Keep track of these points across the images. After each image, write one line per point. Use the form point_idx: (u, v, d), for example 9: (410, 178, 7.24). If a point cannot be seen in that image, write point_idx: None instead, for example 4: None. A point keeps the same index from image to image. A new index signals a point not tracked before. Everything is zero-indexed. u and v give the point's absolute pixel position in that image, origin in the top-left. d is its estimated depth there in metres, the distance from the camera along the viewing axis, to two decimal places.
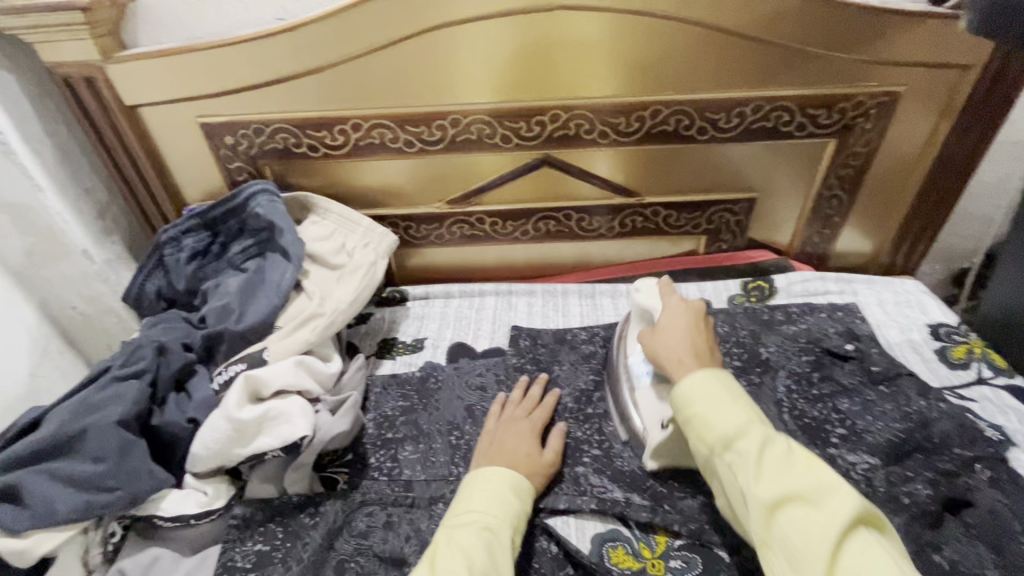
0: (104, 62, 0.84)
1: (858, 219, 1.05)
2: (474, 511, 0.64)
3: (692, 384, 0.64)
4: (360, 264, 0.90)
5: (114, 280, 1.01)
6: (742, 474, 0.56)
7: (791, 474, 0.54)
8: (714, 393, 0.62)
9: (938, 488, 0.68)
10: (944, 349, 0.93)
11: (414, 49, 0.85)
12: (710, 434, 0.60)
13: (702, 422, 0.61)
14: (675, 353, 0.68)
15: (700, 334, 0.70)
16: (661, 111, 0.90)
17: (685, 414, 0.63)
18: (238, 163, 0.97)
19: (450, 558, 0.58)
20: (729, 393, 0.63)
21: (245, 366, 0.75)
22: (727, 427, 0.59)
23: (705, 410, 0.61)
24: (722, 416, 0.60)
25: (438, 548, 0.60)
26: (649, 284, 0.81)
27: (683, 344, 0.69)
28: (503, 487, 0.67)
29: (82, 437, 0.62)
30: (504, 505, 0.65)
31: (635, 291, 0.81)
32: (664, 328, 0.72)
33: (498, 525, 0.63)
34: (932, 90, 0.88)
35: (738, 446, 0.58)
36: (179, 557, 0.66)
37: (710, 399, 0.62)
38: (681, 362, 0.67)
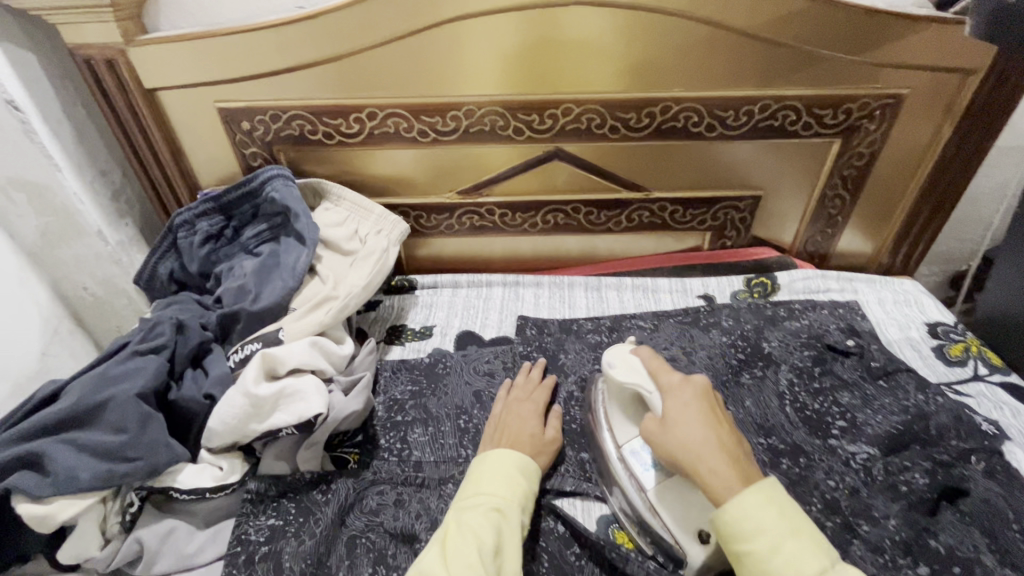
0: (125, 45, 0.85)
1: (859, 219, 1.07)
2: (483, 492, 0.65)
3: (740, 512, 0.54)
4: (373, 251, 0.91)
5: (126, 262, 1.02)
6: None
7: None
8: (772, 527, 0.53)
9: (935, 476, 0.70)
10: (941, 346, 0.96)
11: (431, 40, 0.86)
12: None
13: (756, 558, 0.52)
14: (699, 450, 0.59)
15: (720, 428, 0.61)
16: (670, 107, 0.92)
17: (739, 552, 0.53)
18: (253, 149, 0.98)
19: (460, 539, 0.59)
20: (790, 523, 0.53)
21: (260, 345, 0.76)
22: (793, 574, 0.50)
23: (766, 549, 0.52)
24: (789, 560, 0.51)
25: (450, 530, 0.61)
26: (625, 355, 0.73)
27: (704, 437, 0.59)
28: (511, 469, 0.68)
29: (104, 408, 0.63)
30: (513, 486, 0.67)
31: (611, 367, 0.73)
32: (676, 420, 0.62)
33: (507, 506, 0.64)
34: (934, 93, 0.90)
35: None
36: (194, 529, 0.68)
37: (768, 536, 0.52)
38: (712, 469, 0.57)
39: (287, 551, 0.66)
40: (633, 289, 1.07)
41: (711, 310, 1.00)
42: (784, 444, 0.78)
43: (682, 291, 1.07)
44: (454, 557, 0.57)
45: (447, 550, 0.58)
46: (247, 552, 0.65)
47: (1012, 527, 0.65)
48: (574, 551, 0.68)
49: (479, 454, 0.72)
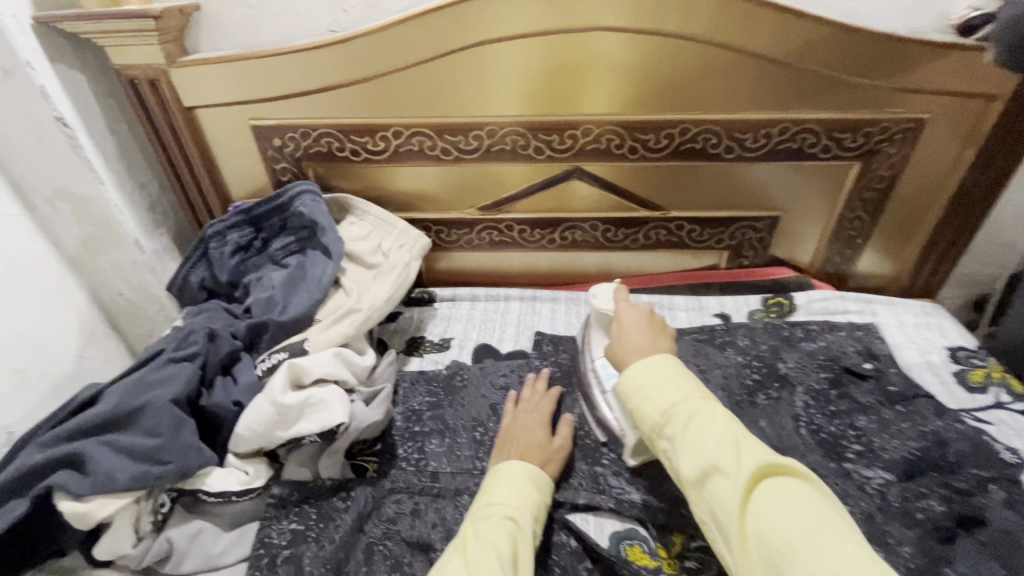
0: (167, 66, 0.90)
1: (879, 242, 1.07)
2: (497, 503, 0.67)
3: (632, 372, 0.66)
4: (395, 264, 0.94)
5: (160, 270, 1.07)
6: (672, 454, 0.59)
7: (706, 444, 0.56)
8: (650, 383, 0.64)
9: (952, 504, 0.70)
10: (962, 371, 0.95)
11: (455, 63, 0.90)
12: (646, 420, 0.63)
13: (638, 409, 0.64)
14: (627, 348, 0.71)
15: (651, 336, 0.73)
16: (689, 130, 0.94)
17: (629, 404, 0.65)
18: (284, 164, 1.03)
19: (481, 546, 0.61)
20: (668, 378, 0.64)
21: (287, 355, 0.79)
22: (656, 413, 0.62)
23: (641, 402, 0.64)
24: (656, 401, 0.63)
25: (470, 538, 0.62)
26: (606, 287, 0.85)
27: (640, 337, 0.72)
28: (523, 481, 0.70)
29: (141, 412, 0.67)
30: (526, 497, 0.68)
31: (595, 297, 0.84)
32: (616, 332, 0.75)
33: (521, 516, 0.66)
34: (956, 118, 0.90)
35: (666, 431, 0.60)
36: (219, 531, 0.71)
37: (648, 389, 0.64)
38: (628, 361, 0.69)
39: (307, 554, 0.68)
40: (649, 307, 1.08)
41: (727, 329, 1.01)
42: (798, 466, 0.78)
43: (698, 309, 1.07)
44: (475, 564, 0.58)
45: (467, 557, 0.60)
46: (269, 554, 0.68)
47: None
48: (583, 565, 0.69)
49: (493, 467, 0.74)
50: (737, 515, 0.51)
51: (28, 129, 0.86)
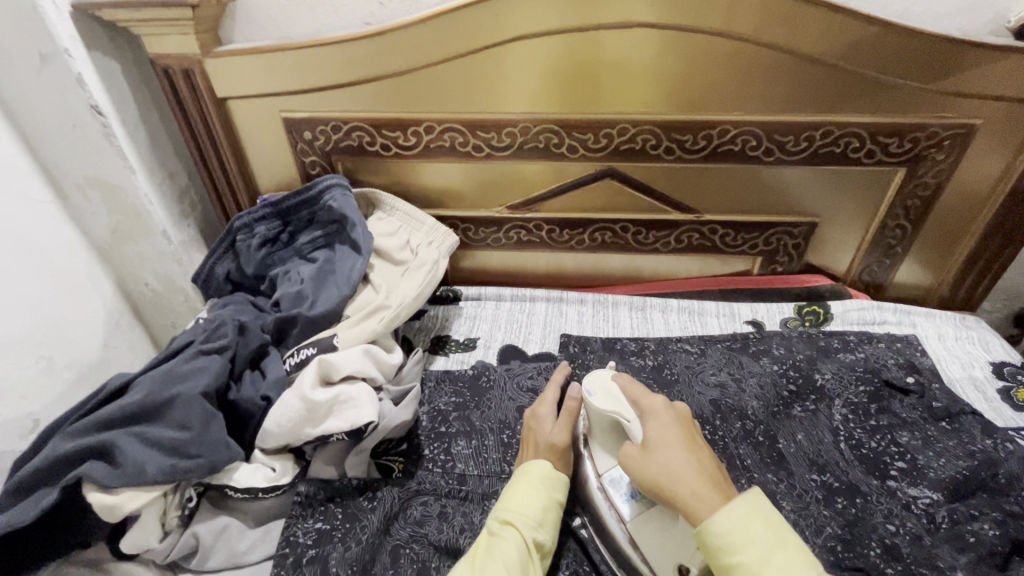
0: (202, 56, 0.90)
1: (919, 251, 1.03)
2: (498, 508, 0.66)
3: (727, 521, 0.52)
4: (424, 261, 0.92)
5: (186, 261, 1.06)
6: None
7: None
8: (761, 538, 0.51)
9: (1007, 528, 0.66)
10: (1008, 389, 0.91)
11: (491, 58, 0.88)
12: None
13: None
14: (685, 482, 0.56)
15: (702, 453, 0.60)
16: (728, 131, 0.91)
17: (735, 566, 0.51)
18: (313, 158, 1.02)
19: (486, 557, 0.60)
20: (776, 535, 0.52)
21: (315, 350, 0.78)
22: None
23: (755, 560, 0.50)
24: (782, 572, 0.49)
25: (478, 548, 0.62)
26: (605, 383, 0.71)
27: (693, 461, 0.58)
28: (524, 483, 0.68)
29: (170, 405, 0.66)
30: (532, 499, 0.66)
31: (590, 395, 0.71)
32: (659, 446, 0.60)
33: (521, 520, 0.64)
34: (1010, 123, 0.87)
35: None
36: (245, 528, 0.70)
37: (759, 547, 0.51)
38: (694, 493, 0.55)
39: (334, 556, 0.67)
40: (679, 312, 1.06)
41: (760, 336, 0.98)
42: (839, 482, 0.76)
43: (729, 315, 1.05)
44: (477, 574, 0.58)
45: (470, 567, 0.60)
46: (295, 554, 0.67)
47: None
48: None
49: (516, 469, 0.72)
50: None
51: (62, 117, 0.86)
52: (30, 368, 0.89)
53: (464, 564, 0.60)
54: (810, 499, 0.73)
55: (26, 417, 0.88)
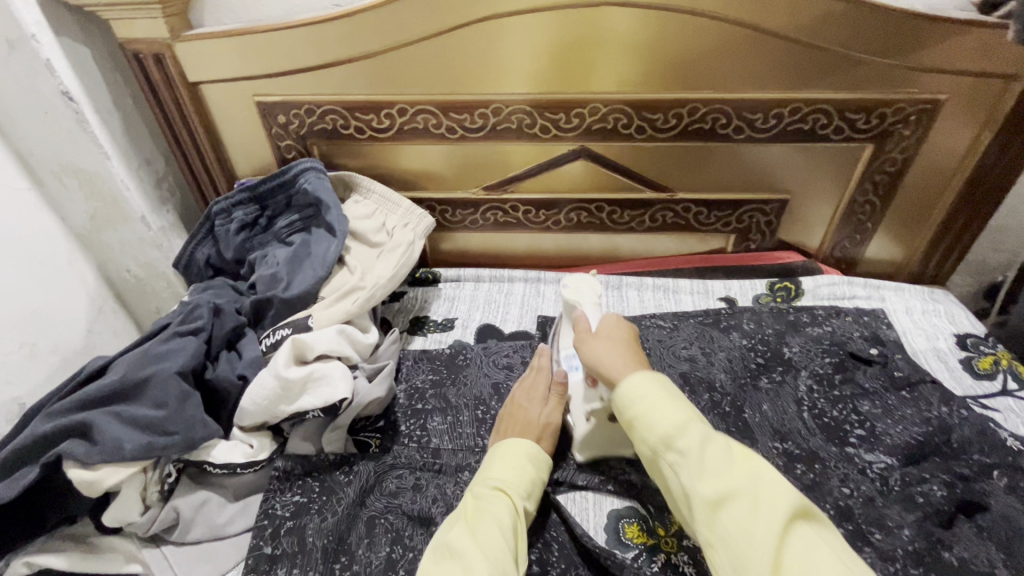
0: (171, 40, 0.90)
1: (889, 227, 1.05)
2: (490, 475, 0.68)
3: (629, 384, 0.63)
4: (399, 243, 0.94)
5: (167, 247, 1.07)
6: (683, 472, 0.56)
7: (728, 472, 0.54)
8: (652, 394, 0.62)
9: (954, 489, 0.69)
10: (970, 359, 0.93)
11: (461, 39, 0.88)
12: (652, 433, 0.59)
13: (643, 422, 0.61)
14: (605, 359, 0.69)
15: (632, 351, 0.71)
16: (698, 109, 0.92)
17: (627, 416, 0.62)
18: (288, 142, 1.02)
19: (481, 519, 0.62)
20: (664, 393, 0.62)
21: (290, 331, 0.80)
22: (665, 426, 0.59)
23: (645, 412, 0.61)
24: (659, 415, 0.60)
25: (470, 509, 0.64)
26: (577, 279, 0.85)
27: (615, 351, 0.70)
28: (519, 457, 0.70)
29: (147, 384, 0.68)
30: (522, 473, 0.69)
31: (563, 288, 0.85)
32: (597, 338, 0.73)
33: (516, 491, 0.66)
34: (974, 99, 0.88)
35: (677, 444, 0.57)
36: (225, 502, 0.72)
37: (649, 400, 0.61)
38: (617, 366, 0.67)
39: (310, 526, 0.69)
40: (654, 289, 1.08)
41: (732, 312, 1.00)
42: (799, 449, 0.78)
43: (703, 293, 1.07)
44: (481, 533, 0.60)
45: (470, 527, 0.61)
46: (273, 525, 0.69)
47: None
48: (575, 546, 0.69)
49: (491, 445, 0.74)
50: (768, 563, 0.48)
51: (32, 104, 0.86)
52: (14, 353, 0.91)
53: (464, 525, 0.61)
54: (771, 466, 0.76)
55: (10, 402, 0.90)
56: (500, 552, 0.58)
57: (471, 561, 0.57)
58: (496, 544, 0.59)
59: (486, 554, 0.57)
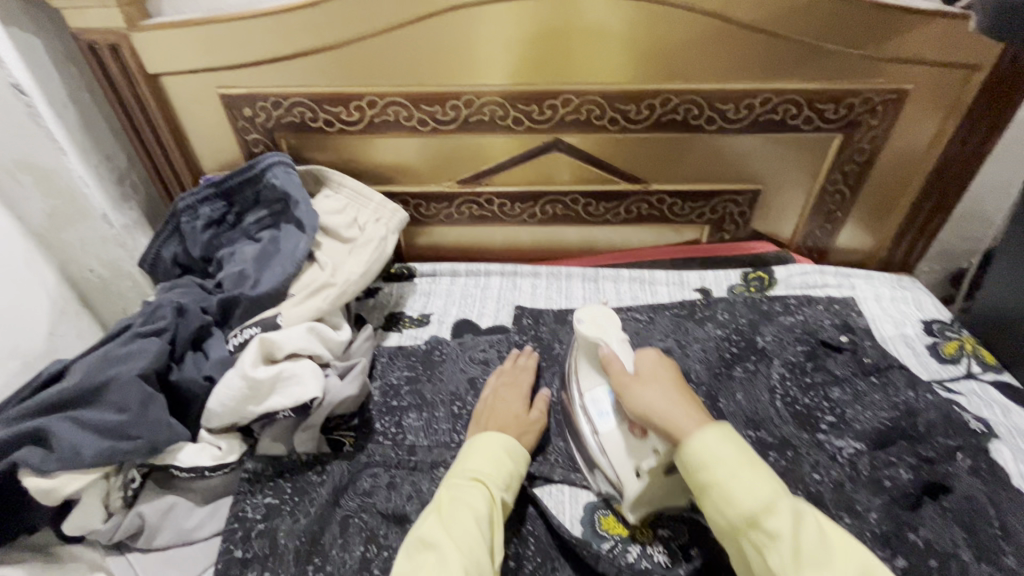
0: (128, 30, 0.86)
1: (858, 217, 1.07)
2: (466, 465, 0.68)
3: (700, 441, 0.59)
4: (371, 238, 0.92)
5: (132, 245, 1.03)
6: (773, 556, 0.52)
7: (831, 568, 0.50)
8: (731, 460, 0.58)
9: (919, 473, 0.71)
10: (936, 344, 0.95)
11: (431, 28, 0.87)
12: (732, 508, 0.56)
13: (722, 494, 0.57)
14: (666, 408, 0.63)
15: (684, 394, 0.66)
16: (670, 100, 0.92)
17: (704, 480, 0.58)
18: (255, 136, 0.99)
19: (455, 511, 0.61)
20: (745, 461, 0.58)
21: (259, 330, 0.78)
22: (753, 503, 0.55)
23: (725, 479, 0.57)
24: (750, 491, 0.56)
25: (446, 501, 0.63)
26: (591, 311, 0.77)
27: (669, 395, 0.65)
28: (497, 449, 0.70)
29: (106, 387, 0.65)
30: (499, 465, 0.68)
31: (579, 323, 0.76)
32: (646, 380, 0.68)
33: (496, 483, 0.66)
34: (938, 89, 0.90)
35: (768, 524, 0.53)
36: (193, 507, 0.70)
37: (728, 467, 0.57)
38: (684, 415, 0.62)
39: (282, 528, 0.68)
40: (630, 281, 1.08)
41: (707, 303, 1.01)
42: (771, 437, 0.79)
43: (679, 284, 1.07)
44: (454, 525, 0.60)
45: (445, 519, 0.61)
46: (243, 529, 0.68)
47: (991, 523, 0.66)
48: (555, 539, 0.69)
49: (469, 437, 0.73)
50: None
51: None
52: None
53: (437, 517, 0.61)
54: None
55: None
56: (474, 545, 0.58)
57: (444, 554, 0.57)
58: (468, 536, 0.59)
59: (460, 549, 0.57)
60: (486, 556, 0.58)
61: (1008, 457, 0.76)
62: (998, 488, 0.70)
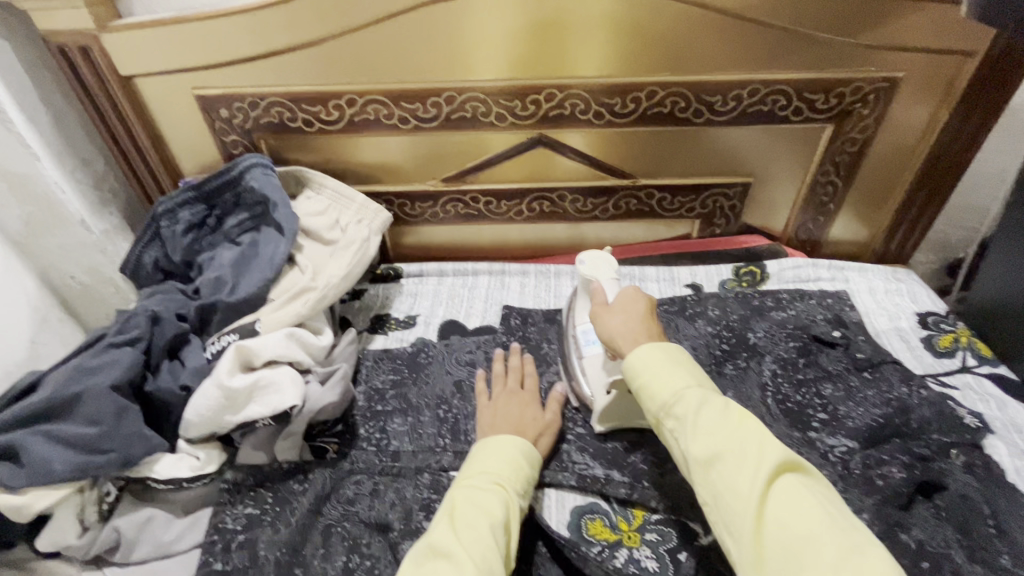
0: (97, 31, 0.84)
1: (851, 208, 1.05)
2: (485, 469, 0.64)
3: (635, 353, 0.60)
4: (353, 240, 0.91)
5: (113, 251, 1.01)
6: (681, 437, 0.55)
7: (722, 436, 0.52)
8: (655, 361, 0.59)
9: (913, 471, 0.69)
10: (931, 337, 0.94)
11: (409, 23, 0.84)
12: (652, 399, 0.58)
13: (643, 388, 0.59)
14: (623, 333, 0.65)
15: (649, 320, 0.66)
16: (656, 92, 0.90)
17: (630, 381, 0.60)
18: (234, 137, 0.97)
19: (470, 514, 0.58)
20: (669, 360, 0.59)
21: (236, 336, 0.77)
22: (665, 393, 0.57)
23: (646, 376, 0.58)
24: (664, 382, 0.57)
25: (462, 503, 0.60)
26: (593, 254, 0.81)
27: (629, 325, 0.65)
28: (516, 454, 0.67)
29: (77, 400, 0.64)
30: (517, 470, 0.66)
31: (579, 263, 0.80)
32: (617, 309, 0.68)
33: (509, 486, 0.63)
34: (931, 76, 0.87)
35: (677, 410, 0.55)
36: (172, 519, 0.69)
37: (650, 364, 0.59)
38: (634, 339, 0.64)
39: (263, 538, 0.67)
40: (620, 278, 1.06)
41: (698, 299, 0.99)
42: None
43: (670, 280, 1.05)
44: (466, 531, 0.56)
45: (458, 523, 0.57)
46: (223, 540, 0.67)
47: (985, 522, 0.65)
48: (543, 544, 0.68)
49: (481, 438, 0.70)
50: (752, 508, 0.48)
51: None
52: None
53: (450, 520, 0.58)
54: None
55: None
56: (488, 551, 0.55)
57: (459, 561, 0.53)
58: (482, 541, 0.55)
59: (474, 553, 0.54)
60: (500, 561, 0.55)
61: (1003, 452, 0.75)
62: (991, 486, 0.69)
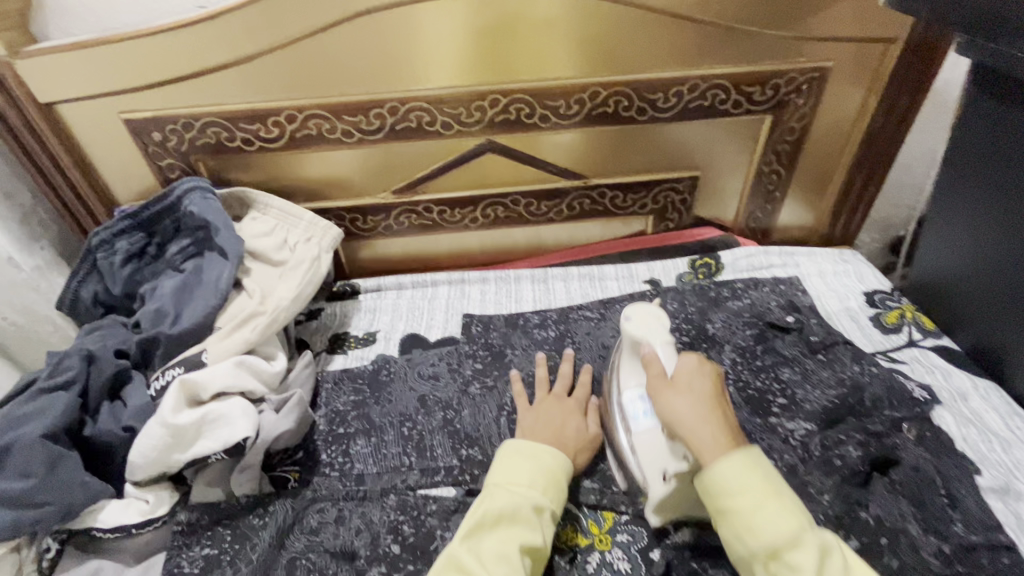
0: (9, 58, 0.79)
1: (795, 194, 1.08)
2: (524, 489, 0.63)
3: (722, 468, 0.55)
4: (302, 259, 0.88)
5: (47, 288, 0.95)
6: None
7: None
8: (756, 490, 0.53)
9: (868, 449, 0.71)
10: (878, 314, 0.97)
11: (345, 35, 0.83)
12: (753, 538, 0.52)
13: (742, 521, 0.53)
14: (692, 422, 0.58)
15: (719, 409, 0.59)
16: (599, 93, 0.90)
17: (719, 506, 0.54)
18: (170, 161, 0.93)
19: (501, 539, 0.58)
20: (770, 487, 0.54)
21: (181, 370, 0.74)
22: (772, 536, 0.51)
23: (744, 506, 0.53)
24: (770, 521, 0.52)
25: (495, 524, 0.60)
26: (642, 310, 0.75)
27: (696, 411, 0.58)
28: (554, 473, 0.65)
29: (8, 452, 0.61)
30: (553, 487, 0.64)
31: (626, 320, 0.74)
32: (680, 387, 0.61)
33: (547, 507, 0.62)
34: (860, 64, 0.91)
35: (790, 560, 0.50)
36: (123, 567, 0.65)
37: (753, 497, 0.53)
38: (709, 435, 0.57)
39: None
40: (580, 279, 1.06)
41: (656, 293, 0.99)
42: None
43: (629, 278, 1.05)
44: (495, 556, 0.57)
45: (488, 548, 0.58)
46: None
47: (939, 492, 0.68)
48: None
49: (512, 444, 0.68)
50: None
51: None
52: None
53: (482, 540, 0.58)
54: None
55: None
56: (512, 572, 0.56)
57: None
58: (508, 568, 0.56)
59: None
60: None
61: (951, 422, 0.78)
62: (942, 455, 0.72)
